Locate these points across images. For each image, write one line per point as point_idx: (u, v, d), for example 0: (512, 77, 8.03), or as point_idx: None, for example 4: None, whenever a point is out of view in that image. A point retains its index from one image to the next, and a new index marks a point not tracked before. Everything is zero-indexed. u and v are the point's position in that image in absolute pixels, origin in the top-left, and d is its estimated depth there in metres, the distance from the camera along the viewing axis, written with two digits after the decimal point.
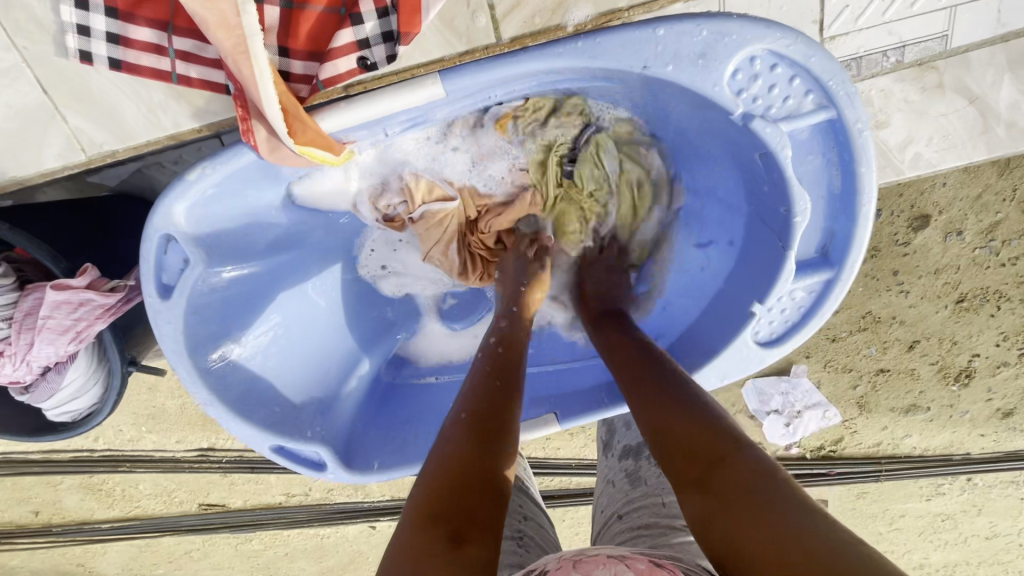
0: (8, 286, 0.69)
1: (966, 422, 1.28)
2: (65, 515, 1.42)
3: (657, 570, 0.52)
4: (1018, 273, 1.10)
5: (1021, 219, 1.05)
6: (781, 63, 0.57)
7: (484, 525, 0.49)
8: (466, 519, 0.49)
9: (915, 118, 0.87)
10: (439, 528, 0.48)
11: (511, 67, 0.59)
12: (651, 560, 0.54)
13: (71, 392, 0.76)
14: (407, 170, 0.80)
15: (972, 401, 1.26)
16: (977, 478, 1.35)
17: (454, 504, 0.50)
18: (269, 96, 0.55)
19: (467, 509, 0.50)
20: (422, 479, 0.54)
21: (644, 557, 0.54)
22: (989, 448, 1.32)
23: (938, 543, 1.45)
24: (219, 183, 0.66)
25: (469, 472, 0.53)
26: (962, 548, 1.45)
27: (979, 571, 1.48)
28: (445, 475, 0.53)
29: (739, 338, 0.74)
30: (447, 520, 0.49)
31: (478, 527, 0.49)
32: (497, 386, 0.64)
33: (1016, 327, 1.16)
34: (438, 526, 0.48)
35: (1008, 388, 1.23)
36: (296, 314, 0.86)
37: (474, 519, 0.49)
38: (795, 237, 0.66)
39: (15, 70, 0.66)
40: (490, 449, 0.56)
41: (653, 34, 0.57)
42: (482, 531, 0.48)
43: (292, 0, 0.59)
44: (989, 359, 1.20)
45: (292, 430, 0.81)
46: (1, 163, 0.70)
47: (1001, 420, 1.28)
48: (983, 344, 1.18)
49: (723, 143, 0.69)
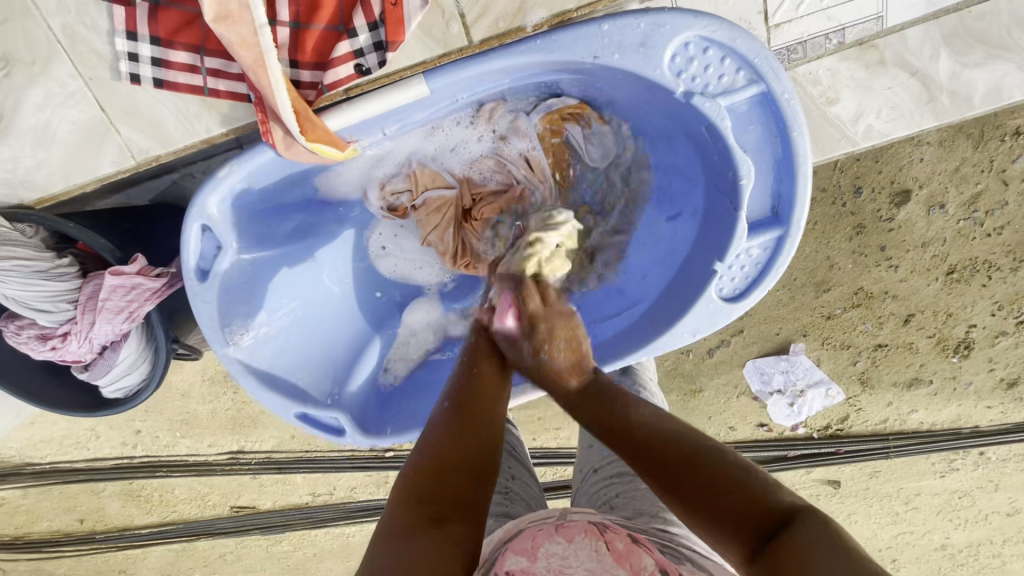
0: (73, 273, 0.83)
1: (971, 394, 1.32)
2: (107, 522, 1.52)
3: (633, 547, 0.55)
4: (1004, 242, 1.15)
5: (1001, 189, 1.12)
6: (711, 46, 0.70)
7: (462, 505, 0.57)
8: (449, 499, 0.57)
9: (863, 93, 0.95)
10: (422, 508, 0.56)
11: (482, 64, 0.73)
12: (629, 535, 0.58)
13: (125, 367, 0.88)
14: (415, 159, 0.94)
15: (974, 372, 1.29)
16: (988, 452, 1.38)
17: (434, 485, 0.58)
18: (283, 101, 0.67)
19: (451, 492, 0.58)
20: (407, 465, 0.62)
21: (622, 532, 0.58)
22: (998, 420, 1.35)
23: (957, 522, 1.48)
24: (244, 180, 0.79)
25: (453, 462, 0.61)
26: (984, 526, 1.47)
27: (1004, 549, 1.50)
28: (427, 463, 0.61)
29: (704, 295, 0.83)
30: (430, 502, 0.56)
31: (456, 508, 0.57)
32: (476, 382, 0.74)
33: (1010, 296, 1.20)
34: (421, 505, 0.56)
35: (1009, 357, 1.26)
36: (311, 299, 0.97)
37: (454, 501, 0.57)
38: (743, 197, 0.76)
39: (78, 92, 0.78)
40: (472, 442, 0.64)
41: (599, 29, 0.71)
42: (459, 510, 0.57)
43: (299, 21, 0.71)
44: (987, 329, 1.24)
45: (312, 400, 0.92)
46: (69, 173, 0.83)
47: (1006, 390, 1.31)
48: (979, 315, 1.22)
49: (676, 121, 0.81)
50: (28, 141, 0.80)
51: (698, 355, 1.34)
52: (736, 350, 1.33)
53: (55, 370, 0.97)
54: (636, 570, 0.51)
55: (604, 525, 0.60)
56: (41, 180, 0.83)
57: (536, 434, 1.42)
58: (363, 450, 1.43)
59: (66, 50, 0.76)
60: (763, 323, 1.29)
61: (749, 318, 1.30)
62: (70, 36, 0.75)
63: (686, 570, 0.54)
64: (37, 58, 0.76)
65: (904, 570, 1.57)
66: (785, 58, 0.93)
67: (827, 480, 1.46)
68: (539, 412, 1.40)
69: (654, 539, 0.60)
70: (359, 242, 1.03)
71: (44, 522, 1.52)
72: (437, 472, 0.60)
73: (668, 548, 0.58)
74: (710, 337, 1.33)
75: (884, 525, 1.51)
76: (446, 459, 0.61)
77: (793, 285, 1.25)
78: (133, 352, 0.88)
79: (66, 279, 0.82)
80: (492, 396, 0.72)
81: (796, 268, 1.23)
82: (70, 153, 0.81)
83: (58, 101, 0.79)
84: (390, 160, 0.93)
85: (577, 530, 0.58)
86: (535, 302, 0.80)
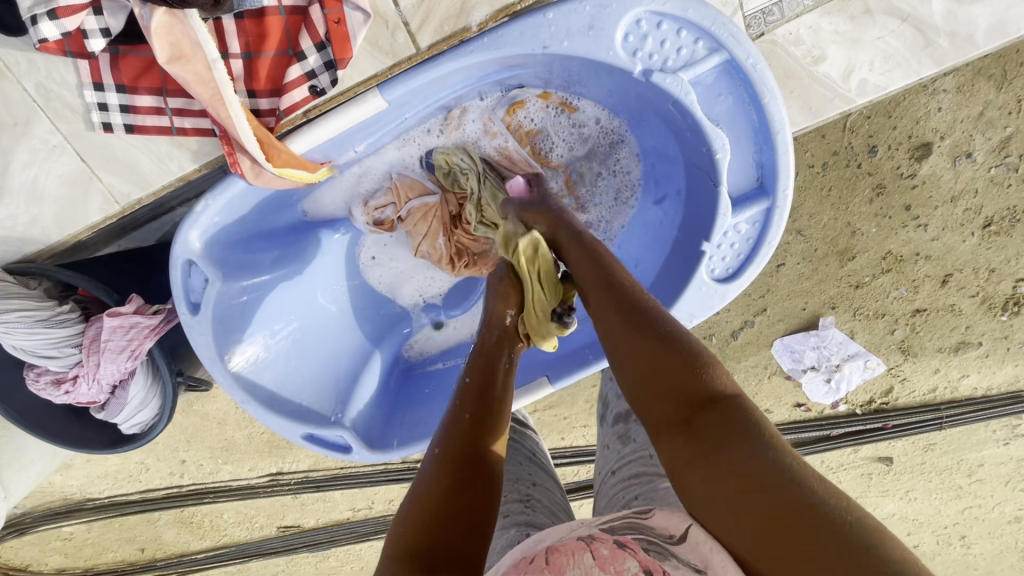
0: (75, 317, 0.88)
1: None
2: (166, 549, 1.59)
3: (618, 554, 0.52)
4: None
5: None
6: (664, 19, 0.69)
7: (454, 557, 0.55)
8: (440, 551, 0.55)
9: (851, 46, 0.90)
10: (411, 561, 0.54)
11: (434, 70, 0.75)
12: (615, 540, 0.55)
13: (136, 404, 0.94)
14: (395, 171, 0.96)
15: None
16: None
17: (428, 540, 0.56)
18: (245, 132, 0.69)
19: (439, 543, 0.56)
20: (398, 519, 0.60)
21: (609, 538, 0.55)
22: None
23: None
24: (220, 212, 0.81)
25: (442, 510, 0.59)
26: None
27: None
28: (417, 512, 0.59)
29: (696, 277, 0.82)
30: (423, 552, 0.55)
31: (449, 559, 0.54)
32: (467, 420, 0.69)
33: None
34: (415, 562, 0.54)
35: None
36: (310, 318, 1.00)
37: (448, 555, 0.55)
38: (720, 172, 0.75)
39: (60, 147, 0.82)
40: (467, 488, 0.61)
41: (545, 19, 0.71)
42: (449, 562, 0.54)
43: (249, 51, 0.72)
44: None
45: (317, 419, 0.94)
46: (63, 224, 0.87)
47: None
48: None
49: (648, 103, 0.80)
50: (21, 198, 0.85)
51: (722, 339, 1.28)
52: (761, 329, 1.26)
53: (78, 412, 1.03)
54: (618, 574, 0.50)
55: (590, 536, 0.57)
56: (39, 234, 0.88)
57: (563, 433, 1.40)
58: (396, 464, 1.45)
59: (42, 108, 0.80)
60: (787, 299, 1.23)
61: (771, 295, 1.23)
62: (43, 94, 0.79)
63: (672, 566, 0.51)
64: (18, 120, 0.80)
65: (976, 547, 1.46)
66: (761, 21, 0.89)
67: (878, 457, 1.38)
68: (564, 411, 1.37)
69: (640, 536, 0.56)
70: (352, 260, 1.05)
71: (109, 553, 1.58)
72: (429, 525, 0.57)
73: (654, 543, 0.54)
74: (733, 319, 1.27)
75: (948, 500, 1.41)
76: (437, 508, 0.59)
77: (815, 257, 1.18)
78: (142, 389, 0.93)
79: (69, 324, 0.87)
80: (486, 440, 0.68)
81: (815, 237, 1.16)
82: (62, 206, 0.86)
83: (43, 157, 0.83)
84: (374, 174, 0.95)
85: (562, 551, 0.55)
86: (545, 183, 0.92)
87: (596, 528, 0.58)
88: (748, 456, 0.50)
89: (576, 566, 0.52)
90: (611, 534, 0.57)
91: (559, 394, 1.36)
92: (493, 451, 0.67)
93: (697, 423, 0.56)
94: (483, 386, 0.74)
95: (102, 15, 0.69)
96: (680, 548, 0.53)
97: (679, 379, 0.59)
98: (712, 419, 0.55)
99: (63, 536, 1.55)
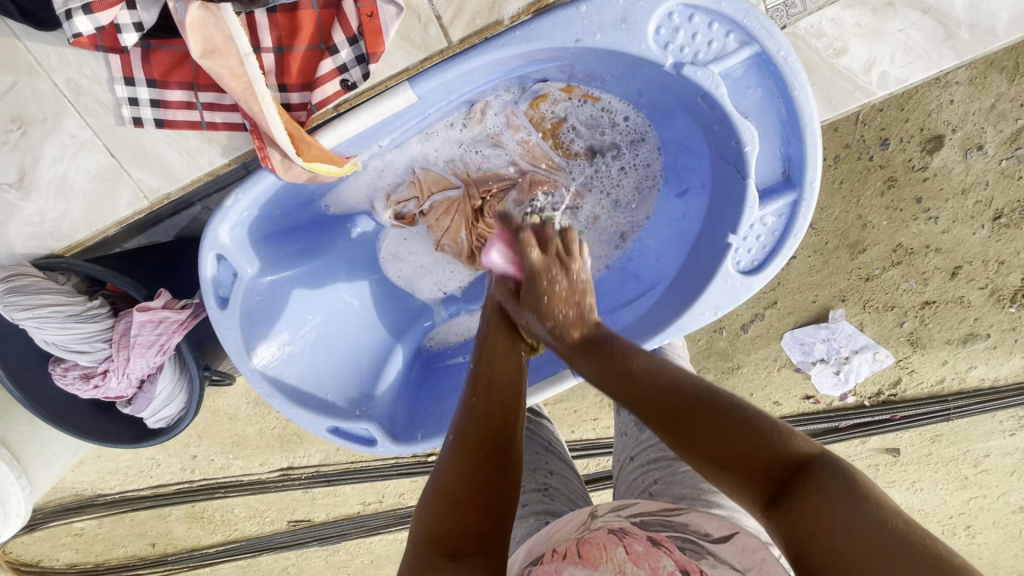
0: (104, 312, 0.88)
1: None
2: (177, 543, 1.59)
3: (653, 551, 0.53)
4: None
5: None
6: (696, 12, 0.70)
7: (476, 538, 0.55)
8: (465, 534, 0.55)
9: (872, 39, 0.90)
10: (436, 546, 0.54)
11: (464, 64, 0.75)
12: (649, 537, 0.56)
13: (163, 398, 0.95)
14: (417, 165, 0.96)
15: None
16: None
17: (452, 523, 0.56)
18: (277, 127, 0.69)
19: (465, 526, 0.56)
20: (418, 508, 0.60)
21: (642, 535, 0.57)
22: None
23: None
24: (249, 208, 0.81)
25: (464, 493, 0.59)
26: None
27: None
28: (439, 498, 0.59)
29: (721, 269, 0.82)
30: (447, 536, 0.55)
31: (474, 540, 0.55)
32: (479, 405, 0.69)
33: None
34: (438, 546, 0.54)
35: None
36: (333, 311, 1.01)
37: (472, 533, 0.56)
38: (749, 165, 0.76)
39: (89, 142, 0.83)
40: (487, 468, 0.61)
41: (577, 12, 0.72)
42: (476, 541, 0.55)
43: (282, 46, 0.73)
44: None
45: (342, 414, 0.95)
46: (90, 219, 0.88)
47: None
48: None
49: (675, 97, 0.81)
50: (49, 194, 0.85)
51: (732, 332, 1.29)
52: (772, 322, 1.27)
53: (102, 406, 1.04)
54: (654, 571, 0.50)
55: (623, 531, 0.58)
56: (67, 228, 0.88)
57: (574, 427, 1.40)
58: (406, 458, 1.46)
59: (72, 103, 0.80)
60: (798, 291, 1.23)
61: (782, 287, 1.24)
62: (74, 90, 0.79)
63: (708, 565, 0.52)
64: (47, 115, 0.80)
65: (980, 537, 1.48)
66: (783, 14, 0.89)
67: (885, 449, 1.39)
68: (575, 404, 1.38)
69: (676, 534, 0.57)
70: (371, 253, 1.06)
71: (120, 548, 1.59)
72: (452, 510, 0.57)
73: (687, 541, 0.56)
74: (743, 312, 1.27)
75: (953, 491, 1.43)
76: (461, 495, 0.59)
77: (826, 250, 1.19)
78: (169, 383, 0.94)
79: (99, 320, 0.87)
80: (503, 421, 0.68)
81: (827, 230, 1.17)
82: (90, 201, 0.86)
83: (72, 152, 0.83)
84: (396, 168, 0.96)
85: (595, 544, 0.56)
86: (534, 255, 0.77)
87: (628, 522, 0.60)
88: (854, 513, 0.48)
89: (609, 560, 0.53)
90: (645, 530, 0.58)
91: (570, 388, 1.37)
92: (510, 433, 0.67)
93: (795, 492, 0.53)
94: (495, 368, 0.74)
95: (135, 10, 0.69)
96: (717, 547, 0.55)
97: (757, 452, 0.56)
98: (807, 483, 0.52)
99: (75, 531, 1.56)
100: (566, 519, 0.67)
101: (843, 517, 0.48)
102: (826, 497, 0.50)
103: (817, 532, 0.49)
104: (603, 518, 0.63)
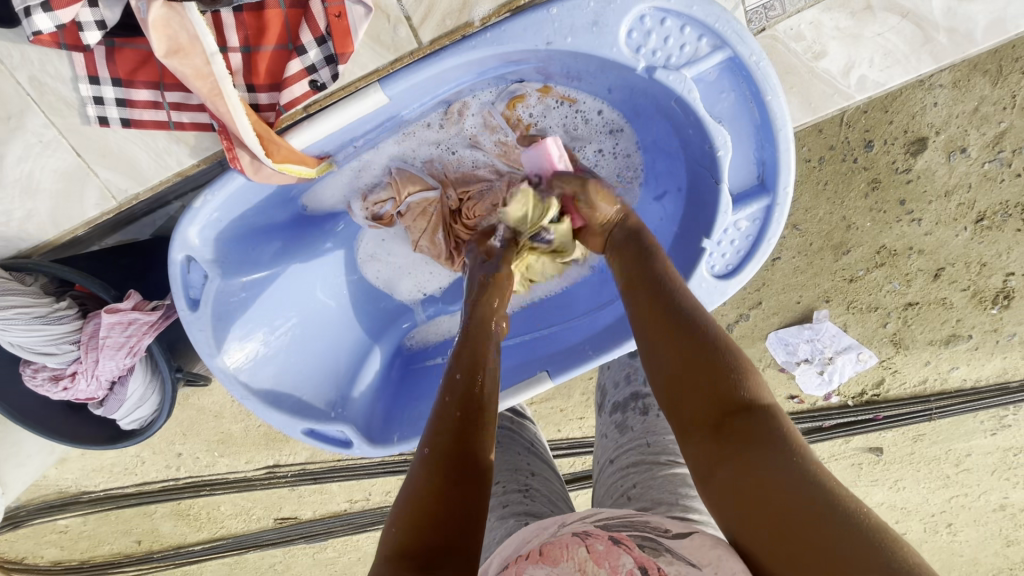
0: (72, 314, 0.87)
1: (1016, 346, 1.23)
2: (163, 541, 1.59)
3: (614, 548, 0.54)
4: None
5: None
6: (668, 16, 0.70)
7: (447, 550, 0.55)
8: (434, 548, 0.55)
9: (851, 43, 0.90)
10: (406, 561, 0.54)
11: (435, 67, 0.75)
12: (609, 536, 0.57)
13: (135, 400, 0.94)
14: (394, 166, 0.96)
15: (1018, 322, 1.21)
16: None
17: (420, 537, 0.56)
18: (245, 127, 0.68)
19: (435, 541, 0.55)
20: (388, 522, 0.59)
21: (604, 534, 0.57)
22: None
23: (1015, 480, 1.41)
24: (219, 209, 0.81)
25: (433, 506, 0.58)
26: None
27: None
28: (411, 509, 0.59)
29: (695, 273, 0.82)
30: (416, 552, 0.54)
31: (443, 554, 0.55)
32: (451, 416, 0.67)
33: None
34: (408, 561, 0.54)
35: None
36: (309, 312, 1.00)
37: (442, 549, 0.55)
38: (723, 169, 0.75)
39: (54, 142, 0.81)
40: (458, 480, 0.60)
41: (548, 14, 0.71)
42: (444, 556, 0.54)
43: (249, 45, 0.72)
44: None
45: (317, 416, 0.94)
46: (57, 220, 0.86)
47: None
48: (1016, 261, 1.14)
49: (650, 100, 0.80)
50: (14, 193, 0.84)
51: None
52: (756, 322, 1.27)
53: (75, 407, 1.04)
54: (613, 570, 0.51)
55: (586, 532, 0.58)
56: (34, 229, 0.87)
57: (560, 425, 1.40)
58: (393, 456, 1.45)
59: (36, 102, 0.78)
60: (782, 292, 1.24)
61: (766, 288, 1.24)
62: (38, 88, 0.78)
63: (665, 562, 0.52)
64: (11, 113, 0.79)
65: (962, 535, 1.49)
66: (763, 16, 0.89)
67: (868, 447, 1.40)
68: (560, 403, 1.38)
69: (636, 532, 0.58)
70: (350, 254, 1.06)
71: (105, 546, 1.58)
72: (419, 520, 0.57)
73: (647, 539, 0.56)
74: (728, 312, 1.28)
75: (935, 489, 1.44)
76: (429, 510, 0.58)
77: (810, 251, 1.19)
78: (141, 385, 0.94)
79: (66, 322, 0.87)
80: (478, 421, 0.67)
81: (811, 231, 1.17)
82: (57, 200, 0.85)
83: (37, 151, 0.82)
84: (373, 169, 0.95)
85: (559, 546, 0.57)
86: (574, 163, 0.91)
87: (592, 525, 0.60)
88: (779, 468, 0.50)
89: (572, 559, 0.53)
90: (607, 530, 0.58)
91: (555, 386, 1.36)
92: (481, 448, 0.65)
93: (728, 428, 0.55)
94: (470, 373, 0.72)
95: (97, 7, 0.68)
96: (676, 544, 0.56)
97: (714, 384, 0.58)
98: (745, 425, 0.54)
99: (59, 529, 1.54)
100: (539, 524, 0.67)
101: (768, 467, 0.51)
102: (760, 447, 0.52)
103: (745, 471, 0.52)
104: (569, 524, 0.63)
